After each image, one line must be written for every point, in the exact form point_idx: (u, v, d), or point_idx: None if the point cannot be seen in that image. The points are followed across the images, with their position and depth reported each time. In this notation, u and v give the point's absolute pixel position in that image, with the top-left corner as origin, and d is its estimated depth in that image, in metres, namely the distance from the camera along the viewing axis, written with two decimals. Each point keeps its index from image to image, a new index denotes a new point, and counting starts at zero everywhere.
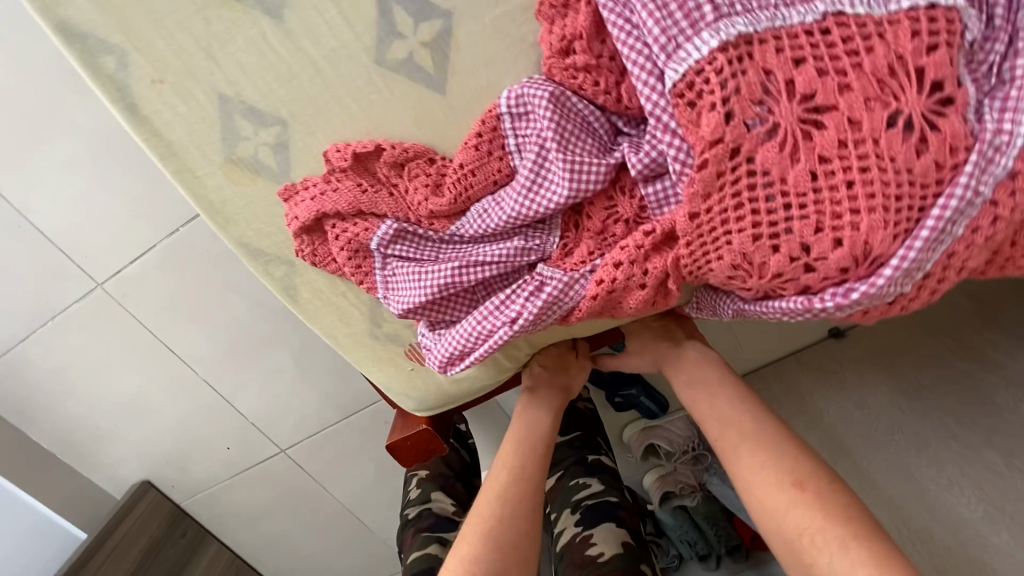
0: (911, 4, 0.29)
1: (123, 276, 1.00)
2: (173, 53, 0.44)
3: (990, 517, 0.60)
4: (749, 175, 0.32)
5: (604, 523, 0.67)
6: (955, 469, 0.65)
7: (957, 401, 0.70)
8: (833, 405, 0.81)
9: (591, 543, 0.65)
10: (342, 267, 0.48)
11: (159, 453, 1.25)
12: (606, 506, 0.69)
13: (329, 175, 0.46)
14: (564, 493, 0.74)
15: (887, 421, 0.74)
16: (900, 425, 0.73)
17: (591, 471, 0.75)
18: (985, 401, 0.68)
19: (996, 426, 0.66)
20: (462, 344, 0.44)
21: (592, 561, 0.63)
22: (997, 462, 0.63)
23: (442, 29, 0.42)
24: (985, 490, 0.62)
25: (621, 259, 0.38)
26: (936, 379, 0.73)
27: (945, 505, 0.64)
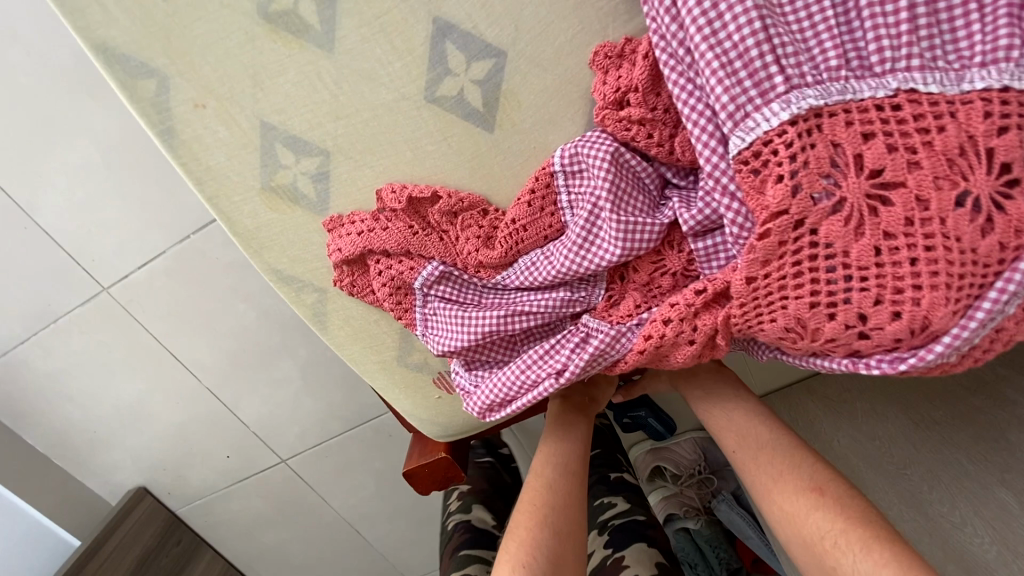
0: (986, 85, 0.29)
1: (131, 281, 0.98)
2: (217, 78, 0.43)
3: (1004, 560, 0.55)
4: (810, 246, 0.32)
5: (635, 543, 0.66)
6: (968, 508, 0.59)
7: (968, 436, 0.62)
8: (842, 434, 0.74)
9: (623, 565, 0.63)
10: (381, 301, 0.48)
11: (157, 459, 1.23)
12: (634, 524, 0.68)
13: (379, 214, 0.46)
14: (591, 514, 0.74)
15: (896, 453, 0.68)
16: (911, 458, 0.66)
17: (615, 491, 0.75)
18: (998, 437, 0.60)
19: (1010, 463, 0.58)
20: (503, 390, 0.45)
21: None
22: (1011, 502, 0.57)
23: (495, 68, 0.41)
24: (999, 531, 0.57)
25: (671, 316, 0.39)
26: (945, 411, 0.65)
27: (957, 545, 0.59)
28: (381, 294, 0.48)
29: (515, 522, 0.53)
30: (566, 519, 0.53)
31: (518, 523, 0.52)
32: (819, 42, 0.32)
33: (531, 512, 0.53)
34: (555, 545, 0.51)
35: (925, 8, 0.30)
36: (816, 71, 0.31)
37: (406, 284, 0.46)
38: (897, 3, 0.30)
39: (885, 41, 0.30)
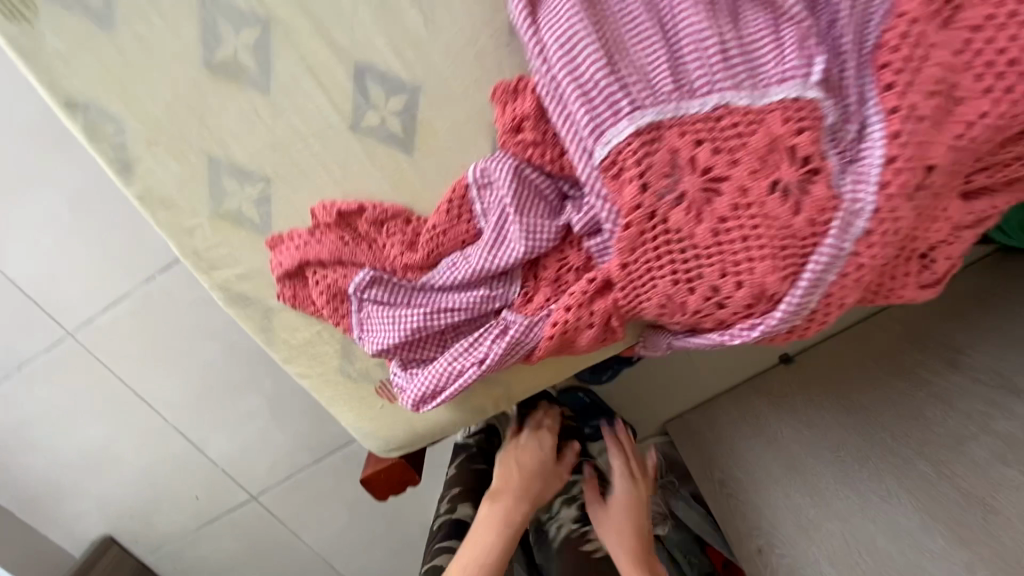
0: (780, 97, 0.37)
1: (95, 324, 1.01)
2: (167, 119, 0.49)
3: (925, 524, 0.77)
4: (665, 233, 0.39)
5: None
6: (894, 482, 0.82)
7: (894, 418, 0.88)
8: (785, 426, 0.97)
9: None
10: (321, 309, 0.54)
11: (124, 505, 1.22)
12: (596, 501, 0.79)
13: (314, 228, 0.52)
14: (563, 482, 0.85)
15: (830, 438, 0.91)
16: (838, 442, 0.90)
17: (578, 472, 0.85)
18: (918, 416, 0.86)
19: (924, 435, 0.84)
20: (433, 382, 0.52)
21: None
22: (927, 470, 0.81)
23: (410, 100, 0.49)
24: (917, 497, 0.79)
25: (571, 304, 0.45)
26: (874, 399, 0.92)
27: (892, 519, 0.80)
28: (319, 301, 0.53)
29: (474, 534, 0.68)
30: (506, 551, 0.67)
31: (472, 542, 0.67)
32: (657, 72, 0.39)
33: None
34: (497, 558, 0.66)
35: (735, 42, 0.38)
36: (654, 94, 0.39)
37: (341, 288, 0.52)
38: (710, 41, 0.38)
39: (704, 68, 0.38)
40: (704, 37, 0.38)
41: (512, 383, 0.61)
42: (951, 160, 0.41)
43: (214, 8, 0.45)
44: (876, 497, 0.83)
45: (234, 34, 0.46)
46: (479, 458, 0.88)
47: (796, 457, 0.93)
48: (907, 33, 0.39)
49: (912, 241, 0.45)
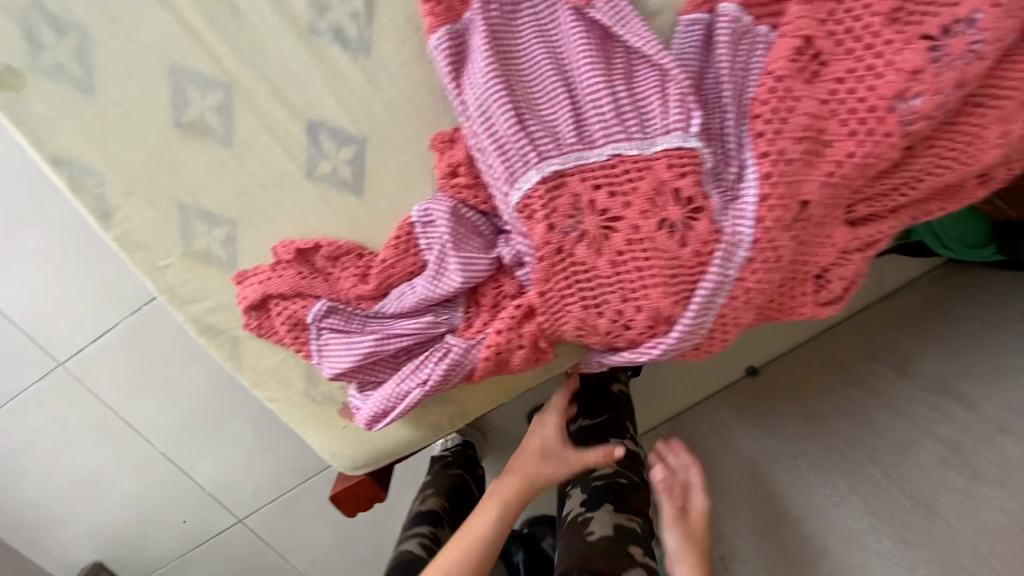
0: (664, 146, 0.44)
1: (85, 354, 1.06)
2: (142, 172, 0.55)
3: (872, 526, 0.82)
4: (572, 265, 0.46)
5: (605, 506, 0.78)
6: (844, 486, 0.88)
7: (848, 425, 0.94)
8: (747, 436, 1.04)
9: (589, 523, 0.76)
10: (284, 337, 0.59)
11: (112, 531, 1.26)
12: (613, 487, 0.80)
13: (275, 265, 0.57)
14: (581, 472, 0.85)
15: (789, 446, 0.97)
16: (796, 450, 0.96)
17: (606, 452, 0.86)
18: (870, 423, 0.92)
19: (875, 442, 0.90)
20: (385, 403, 0.57)
21: (586, 537, 0.74)
22: (877, 475, 0.87)
23: (358, 150, 0.55)
24: (867, 502, 0.85)
25: (501, 327, 0.52)
26: (830, 409, 0.97)
27: (843, 522, 0.85)
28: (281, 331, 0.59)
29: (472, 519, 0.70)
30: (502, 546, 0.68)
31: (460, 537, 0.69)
32: (561, 126, 0.46)
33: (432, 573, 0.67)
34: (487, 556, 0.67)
35: (628, 101, 0.45)
36: (559, 146, 0.46)
37: (299, 319, 0.57)
38: (603, 100, 0.45)
39: (600, 123, 0.45)
40: (599, 97, 0.45)
41: (464, 403, 0.66)
42: (824, 195, 0.47)
43: (181, 75, 0.52)
44: (829, 501, 0.88)
45: (200, 97, 0.52)
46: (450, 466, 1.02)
47: (756, 466, 0.99)
48: (774, 89, 0.46)
49: (801, 264, 0.52)
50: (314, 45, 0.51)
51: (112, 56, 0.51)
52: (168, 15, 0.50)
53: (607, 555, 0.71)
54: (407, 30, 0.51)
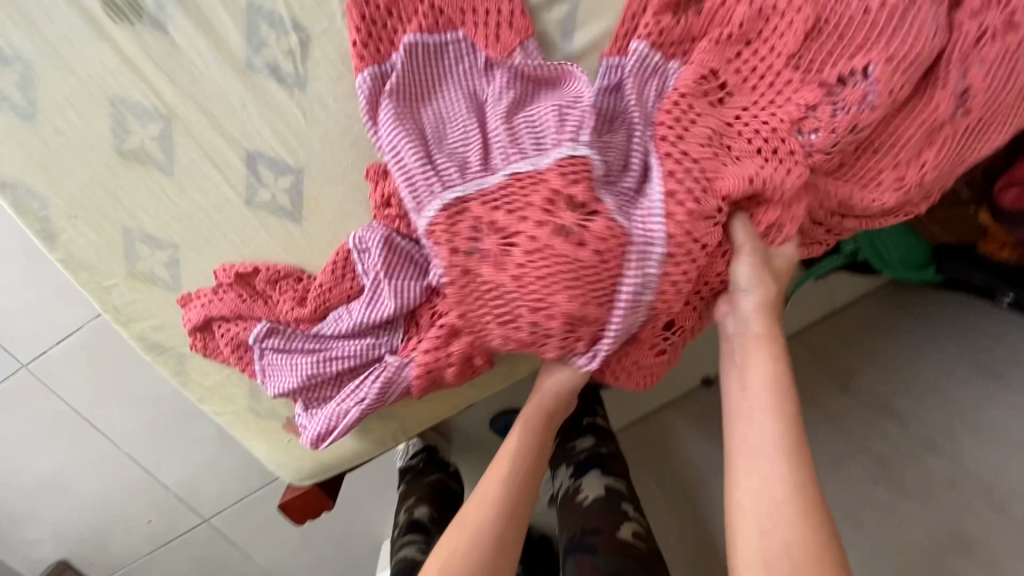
0: (559, 159, 0.48)
1: (48, 357, 1.07)
2: (85, 197, 0.57)
3: None
4: (486, 280, 0.49)
5: (590, 473, 0.85)
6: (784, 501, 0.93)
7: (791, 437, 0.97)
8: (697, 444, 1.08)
9: (580, 491, 0.83)
10: (228, 357, 0.61)
11: (77, 531, 1.27)
12: (596, 457, 0.87)
13: (217, 288, 0.59)
14: (565, 452, 0.92)
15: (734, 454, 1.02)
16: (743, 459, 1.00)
17: (582, 434, 0.92)
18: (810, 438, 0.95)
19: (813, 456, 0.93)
20: (327, 422, 0.59)
21: (580, 501, 0.81)
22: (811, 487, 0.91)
23: (295, 180, 0.57)
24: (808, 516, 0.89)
25: (429, 350, 0.55)
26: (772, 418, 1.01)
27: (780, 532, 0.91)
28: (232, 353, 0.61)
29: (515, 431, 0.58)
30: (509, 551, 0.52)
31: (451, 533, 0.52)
32: (469, 156, 0.50)
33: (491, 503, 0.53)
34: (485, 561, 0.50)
35: (528, 135, 0.50)
36: (463, 173, 0.49)
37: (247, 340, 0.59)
38: (504, 130, 0.50)
39: (501, 149, 0.49)
40: (500, 127, 0.50)
41: (405, 418, 0.69)
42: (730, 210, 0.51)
43: (121, 105, 0.54)
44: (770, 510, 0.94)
45: (140, 128, 0.54)
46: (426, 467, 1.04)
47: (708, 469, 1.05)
48: (678, 116, 0.50)
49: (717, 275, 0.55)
50: (251, 80, 0.54)
51: (54, 86, 0.53)
52: (109, 50, 0.52)
53: (605, 512, 0.78)
54: (342, 68, 0.54)
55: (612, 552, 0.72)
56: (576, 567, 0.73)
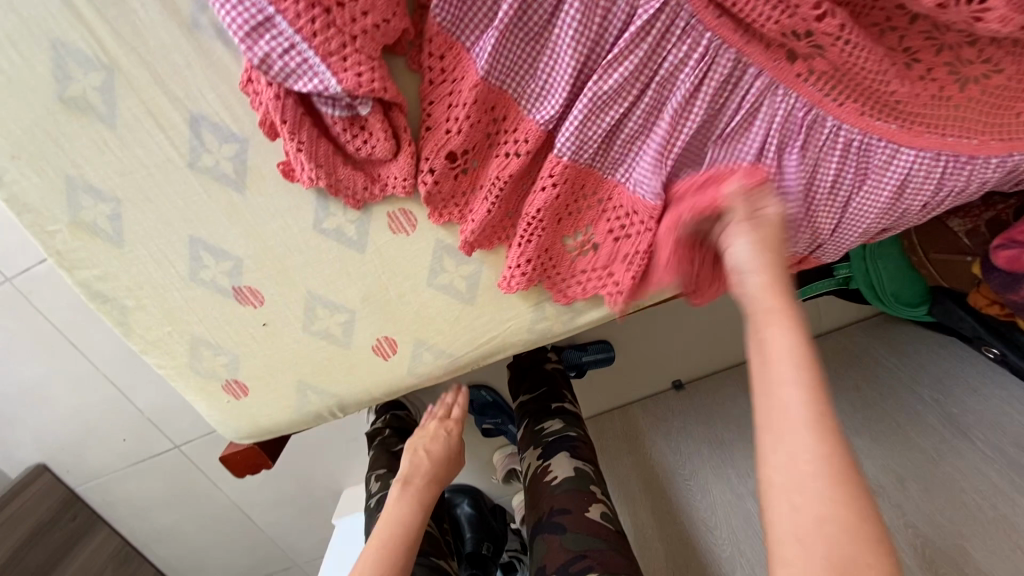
0: None
1: (31, 275, 1.10)
2: (28, 140, 0.55)
3: None
4: (328, 12, 0.43)
5: (560, 453, 0.78)
6: None
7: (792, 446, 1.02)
8: (662, 442, 1.16)
9: (548, 471, 0.76)
10: (387, 185, 0.55)
11: (57, 439, 1.34)
12: (565, 438, 0.81)
13: (301, 174, 0.53)
14: (533, 435, 0.86)
15: (709, 457, 1.08)
16: (724, 461, 1.06)
17: (553, 416, 0.88)
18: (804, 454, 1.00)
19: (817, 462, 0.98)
20: (398, 118, 0.51)
21: (548, 484, 0.74)
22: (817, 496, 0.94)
23: (240, 149, 0.55)
24: None
25: (362, 59, 0.45)
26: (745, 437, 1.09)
27: None
28: (312, 148, 0.51)
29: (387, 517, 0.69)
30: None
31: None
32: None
33: None
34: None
35: None
36: None
37: (306, 117, 0.50)
38: None
39: None
40: None
41: (360, 384, 0.69)
42: None
43: (63, 51, 0.51)
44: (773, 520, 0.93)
45: (82, 75, 0.52)
46: (393, 436, 1.05)
47: (681, 469, 1.09)
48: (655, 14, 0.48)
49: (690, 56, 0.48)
50: (196, 39, 0.51)
51: None
52: None
53: (572, 493, 0.71)
54: None
55: (581, 534, 0.65)
56: (544, 547, 0.67)
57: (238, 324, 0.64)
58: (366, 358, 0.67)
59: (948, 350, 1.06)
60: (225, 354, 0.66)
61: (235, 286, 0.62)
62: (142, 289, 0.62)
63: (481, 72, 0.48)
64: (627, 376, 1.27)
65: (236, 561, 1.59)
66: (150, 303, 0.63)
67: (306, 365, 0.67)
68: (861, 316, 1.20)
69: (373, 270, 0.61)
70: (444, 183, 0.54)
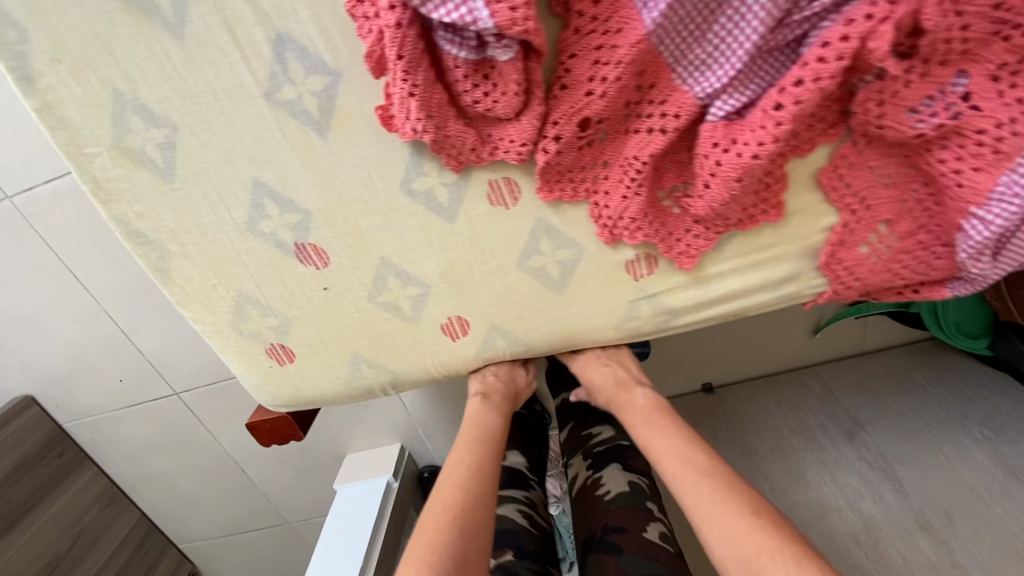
0: None
1: (34, 195, 1.00)
2: (74, 41, 0.46)
3: (865, 548, 0.85)
4: None
5: (611, 465, 0.74)
6: (847, 532, 0.88)
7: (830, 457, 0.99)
8: None
9: (601, 484, 0.72)
10: (497, 147, 0.46)
11: (48, 373, 1.25)
12: (618, 448, 0.77)
13: (400, 123, 0.45)
14: (581, 440, 0.82)
15: (749, 466, 1.03)
16: (761, 471, 1.01)
17: (603, 421, 0.83)
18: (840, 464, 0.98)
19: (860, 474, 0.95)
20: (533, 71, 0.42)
21: (601, 498, 0.70)
22: (868, 509, 0.90)
23: (330, 84, 0.46)
24: (860, 537, 0.87)
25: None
26: (777, 451, 1.04)
27: (840, 551, 0.86)
28: (425, 93, 0.42)
29: (468, 430, 0.70)
30: (476, 503, 0.60)
31: (429, 522, 0.58)
32: None
33: (445, 540, 0.55)
34: (462, 545, 0.55)
35: None
36: None
37: (426, 55, 0.41)
38: None
39: None
40: None
41: (420, 361, 0.62)
42: None
43: None
44: (823, 532, 0.89)
45: None
46: None
47: None
48: None
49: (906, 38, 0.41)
50: None
51: None
52: None
53: (629, 509, 0.67)
54: None
55: (636, 554, 0.60)
56: (597, 567, 0.62)
57: (294, 284, 0.57)
58: (432, 336, 0.60)
59: (1001, 386, 1.02)
60: (275, 316, 0.59)
61: (298, 243, 0.54)
62: (189, 233, 0.54)
63: (649, 27, 0.40)
64: (660, 372, 1.21)
65: (224, 518, 1.49)
66: (196, 250, 0.55)
67: (364, 336, 0.60)
68: (909, 339, 1.16)
69: (459, 243, 0.53)
70: (566, 155, 0.47)
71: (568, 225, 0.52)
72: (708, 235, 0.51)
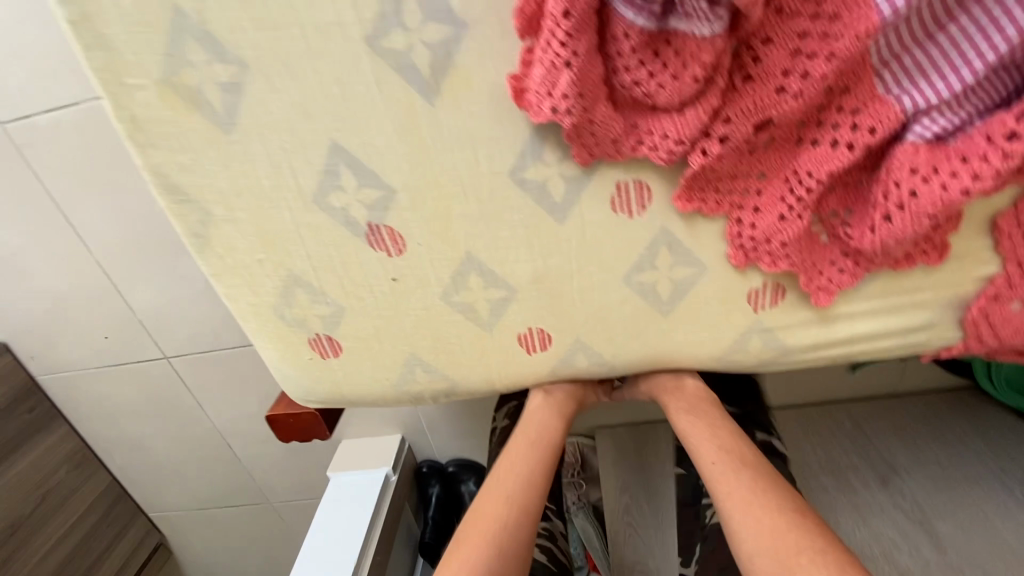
0: None
1: (32, 123, 0.88)
2: None
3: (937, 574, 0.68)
4: None
5: None
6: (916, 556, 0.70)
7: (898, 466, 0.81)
8: None
9: None
10: (645, 142, 0.38)
11: (24, 320, 1.12)
12: None
13: (537, 96, 0.36)
14: None
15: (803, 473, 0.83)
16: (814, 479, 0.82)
17: None
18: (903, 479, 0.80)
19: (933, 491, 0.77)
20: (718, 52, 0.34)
21: None
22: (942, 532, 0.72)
23: (451, 36, 0.38)
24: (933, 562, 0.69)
25: None
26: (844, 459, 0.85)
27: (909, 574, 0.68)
28: (584, 65, 0.34)
29: (523, 433, 0.62)
30: (523, 518, 0.53)
31: (470, 528, 0.52)
32: None
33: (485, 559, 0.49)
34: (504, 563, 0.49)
35: None
36: None
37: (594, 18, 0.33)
38: None
39: None
40: None
41: (483, 367, 0.54)
42: None
43: None
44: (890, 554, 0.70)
45: None
46: None
47: None
48: None
49: None
50: None
51: None
52: None
53: None
54: None
55: None
56: None
57: (357, 269, 0.48)
58: (507, 346, 0.52)
59: None
60: (327, 303, 0.50)
61: (372, 223, 0.45)
62: (240, 195, 0.45)
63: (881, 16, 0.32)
64: None
65: (202, 494, 1.37)
66: (245, 216, 0.46)
67: (426, 336, 0.52)
68: None
69: (563, 248, 0.45)
70: (725, 160, 0.39)
71: (696, 242, 0.44)
72: (856, 271, 0.44)
